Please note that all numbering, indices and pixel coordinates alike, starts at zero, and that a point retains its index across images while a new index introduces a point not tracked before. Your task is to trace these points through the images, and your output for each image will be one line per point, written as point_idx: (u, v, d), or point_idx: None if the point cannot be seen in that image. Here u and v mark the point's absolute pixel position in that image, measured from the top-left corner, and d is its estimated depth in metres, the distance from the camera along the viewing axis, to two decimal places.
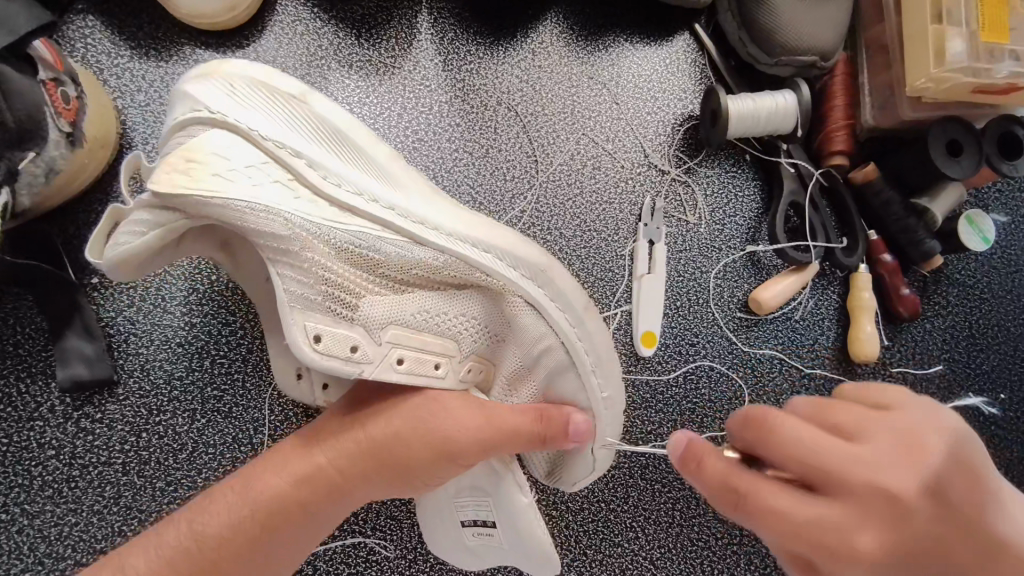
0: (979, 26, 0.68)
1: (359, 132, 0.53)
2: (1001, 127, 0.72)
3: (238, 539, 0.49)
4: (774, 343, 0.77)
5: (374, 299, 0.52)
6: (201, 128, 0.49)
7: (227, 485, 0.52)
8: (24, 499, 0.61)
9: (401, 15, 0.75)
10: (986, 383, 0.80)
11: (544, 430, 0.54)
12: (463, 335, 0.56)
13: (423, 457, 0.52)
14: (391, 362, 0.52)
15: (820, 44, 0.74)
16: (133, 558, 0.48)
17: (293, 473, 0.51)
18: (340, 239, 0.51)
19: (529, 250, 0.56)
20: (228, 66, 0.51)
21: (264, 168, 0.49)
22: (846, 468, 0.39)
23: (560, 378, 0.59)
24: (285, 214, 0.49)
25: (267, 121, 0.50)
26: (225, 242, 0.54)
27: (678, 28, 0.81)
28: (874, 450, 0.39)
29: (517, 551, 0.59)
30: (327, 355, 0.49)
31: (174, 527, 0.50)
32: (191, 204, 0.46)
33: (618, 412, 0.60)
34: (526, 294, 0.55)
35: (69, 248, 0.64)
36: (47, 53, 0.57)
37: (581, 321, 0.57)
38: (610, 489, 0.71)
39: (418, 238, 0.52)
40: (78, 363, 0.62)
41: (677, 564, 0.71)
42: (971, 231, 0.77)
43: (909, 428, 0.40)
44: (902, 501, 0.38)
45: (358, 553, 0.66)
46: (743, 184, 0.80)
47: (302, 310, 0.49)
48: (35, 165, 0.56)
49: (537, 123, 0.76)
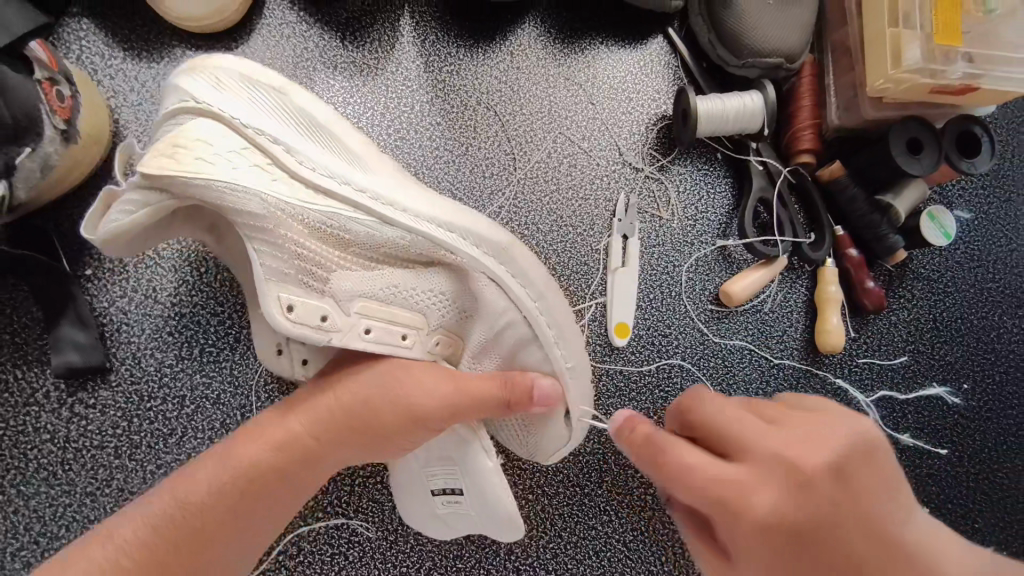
0: (934, 29, 0.71)
1: (334, 122, 0.57)
2: (959, 126, 0.76)
3: (219, 503, 0.51)
4: (744, 334, 0.80)
5: (347, 275, 0.56)
6: (186, 116, 0.52)
7: (208, 455, 0.54)
8: (20, 481, 0.63)
9: (385, 19, 0.78)
10: (949, 373, 0.83)
11: (508, 395, 0.57)
12: (431, 309, 0.59)
13: (393, 422, 0.55)
14: (359, 331, 0.55)
15: (785, 46, 0.78)
16: (122, 526, 0.50)
17: (271, 442, 0.54)
18: (314, 217, 0.54)
19: (493, 230, 0.59)
20: (212, 58, 0.54)
21: (244, 153, 0.52)
22: (760, 440, 0.46)
23: (522, 350, 0.61)
24: (262, 194, 0.51)
25: (248, 110, 0.53)
26: (214, 225, 0.57)
27: (652, 32, 0.85)
28: (784, 433, 0.46)
29: (485, 518, 0.62)
30: (299, 323, 0.52)
31: (159, 496, 0.52)
32: (177, 184, 0.49)
33: (585, 379, 0.62)
34: (487, 270, 0.58)
35: (62, 241, 0.67)
36: (42, 53, 0.60)
37: (541, 295, 0.60)
38: (585, 474, 0.74)
39: (387, 219, 0.55)
40: (72, 351, 0.64)
41: (649, 546, 0.73)
42: (933, 227, 0.80)
43: (821, 425, 0.47)
44: (808, 475, 0.44)
45: (341, 534, 0.69)
46: (714, 181, 0.83)
47: (279, 283, 0.52)
48: (32, 160, 0.58)
49: (515, 122, 0.80)
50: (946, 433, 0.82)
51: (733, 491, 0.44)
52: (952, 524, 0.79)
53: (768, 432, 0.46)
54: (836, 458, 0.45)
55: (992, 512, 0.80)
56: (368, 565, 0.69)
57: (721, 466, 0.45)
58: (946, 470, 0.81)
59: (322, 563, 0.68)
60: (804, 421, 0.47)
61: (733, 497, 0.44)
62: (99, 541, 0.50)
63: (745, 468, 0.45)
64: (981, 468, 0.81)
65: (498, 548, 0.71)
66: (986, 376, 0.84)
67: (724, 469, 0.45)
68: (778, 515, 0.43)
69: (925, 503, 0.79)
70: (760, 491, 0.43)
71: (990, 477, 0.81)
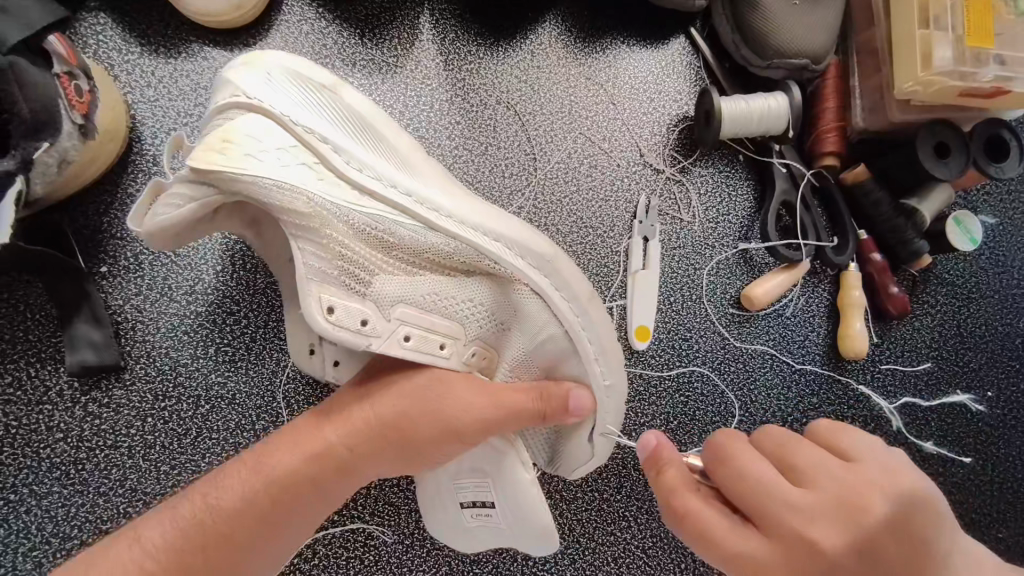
0: (967, 33, 0.69)
1: (382, 125, 0.57)
2: (986, 131, 0.75)
3: (250, 513, 0.50)
4: (765, 339, 0.79)
5: (387, 277, 0.55)
6: (237, 112, 0.51)
7: (238, 462, 0.53)
8: (32, 480, 0.62)
9: (404, 16, 0.77)
10: (974, 380, 0.82)
11: (545, 407, 0.56)
12: (468, 318, 0.58)
13: (429, 438, 0.54)
14: (399, 338, 0.54)
15: (811, 48, 0.76)
16: (151, 529, 0.49)
17: (305, 451, 0.53)
18: (359, 219, 0.53)
19: (537, 240, 0.59)
20: (266, 56, 0.55)
21: (293, 150, 0.51)
22: (782, 519, 0.43)
23: (562, 362, 0.61)
24: (309, 193, 0.51)
25: (297, 108, 0.52)
26: (255, 220, 0.57)
27: (674, 32, 0.83)
28: (814, 500, 0.44)
29: (516, 531, 0.60)
30: (338, 326, 0.51)
31: (189, 500, 0.51)
32: (226, 180, 0.49)
33: (619, 399, 0.62)
34: (532, 282, 0.58)
35: (78, 237, 0.66)
36: (61, 48, 0.58)
37: (585, 310, 0.59)
38: (604, 479, 0.73)
39: (431, 224, 0.55)
40: (86, 349, 0.64)
41: (668, 552, 0.72)
42: (959, 232, 0.79)
43: (861, 485, 0.44)
44: (828, 557, 0.42)
45: (357, 538, 0.68)
46: (736, 183, 0.81)
47: (319, 283, 0.51)
48: (49, 155, 0.57)
49: (535, 121, 0.78)
50: (970, 441, 0.80)
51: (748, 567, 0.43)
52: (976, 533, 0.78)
53: (790, 503, 0.44)
54: (857, 530, 0.42)
55: (1016, 522, 0.79)
56: (384, 570, 0.68)
57: (735, 540, 0.44)
58: (970, 479, 0.79)
59: (337, 567, 0.67)
60: (830, 475, 0.45)
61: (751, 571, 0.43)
62: (126, 543, 0.48)
63: (761, 540, 0.44)
64: (1005, 477, 0.80)
65: (515, 554, 0.70)
66: (1010, 384, 0.82)
67: (736, 543, 0.44)
68: None
69: None
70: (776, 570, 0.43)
71: (1014, 487, 0.80)
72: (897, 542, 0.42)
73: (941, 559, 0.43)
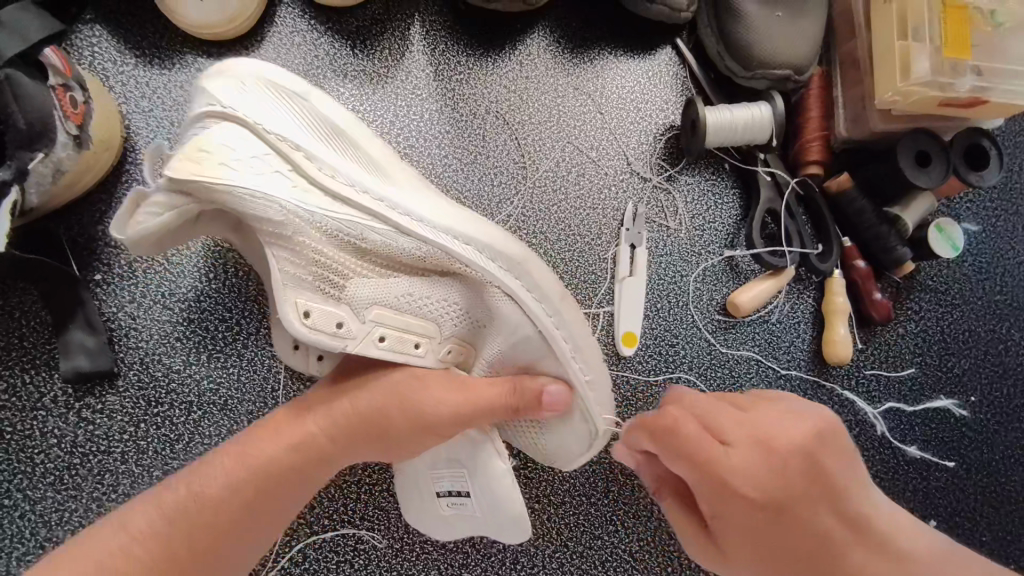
0: (944, 42, 0.71)
1: (354, 129, 0.58)
2: (968, 139, 0.76)
3: (232, 503, 0.51)
4: (752, 345, 0.80)
5: (361, 281, 0.57)
6: (212, 121, 0.52)
7: (221, 450, 0.55)
8: (26, 485, 0.63)
9: (395, 27, 0.78)
10: (957, 386, 0.83)
11: (516, 402, 0.57)
12: (443, 317, 0.60)
13: (404, 425, 0.56)
14: (374, 339, 0.56)
15: (794, 59, 0.78)
16: (135, 517, 0.50)
17: (287, 443, 0.54)
18: (332, 226, 0.55)
19: (509, 243, 0.59)
20: (238, 61, 0.55)
21: (264, 158, 0.52)
22: (746, 431, 0.53)
23: (538, 361, 0.61)
24: (281, 202, 0.52)
25: (270, 117, 0.53)
26: (238, 223, 0.57)
27: (660, 42, 0.85)
28: (770, 419, 0.53)
29: (490, 519, 0.61)
30: (315, 330, 0.54)
31: (174, 489, 0.52)
32: (203, 189, 0.50)
33: (603, 390, 0.62)
34: (504, 286, 0.58)
35: (73, 246, 0.67)
36: (57, 60, 0.59)
37: (557, 310, 0.60)
38: (592, 483, 0.74)
39: (405, 229, 0.56)
40: (81, 356, 0.65)
41: (655, 557, 0.73)
42: (940, 239, 0.80)
43: (801, 408, 0.55)
44: (782, 459, 0.51)
45: (348, 542, 0.69)
46: (722, 192, 0.83)
47: (295, 290, 0.53)
48: (44, 165, 0.58)
49: (524, 130, 0.80)
50: (954, 445, 0.81)
51: (722, 469, 0.51)
52: (958, 537, 0.79)
53: (748, 420, 0.53)
54: (808, 439, 0.52)
55: (999, 526, 0.80)
56: (375, 573, 0.69)
57: (714, 452, 0.52)
58: (954, 484, 0.80)
59: (328, 570, 0.68)
60: (775, 401, 0.55)
61: (726, 473, 0.51)
62: (111, 530, 0.50)
63: (731, 450, 0.52)
64: (988, 481, 0.81)
65: (504, 557, 0.71)
66: (994, 389, 0.84)
67: (715, 453, 0.52)
68: (760, 485, 0.51)
69: (931, 516, 0.79)
70: (744, 472, 0.51)
71: (997, 492, 0.81)
72: (837, 459, 0.52)
73: (862, 482, 0.53)
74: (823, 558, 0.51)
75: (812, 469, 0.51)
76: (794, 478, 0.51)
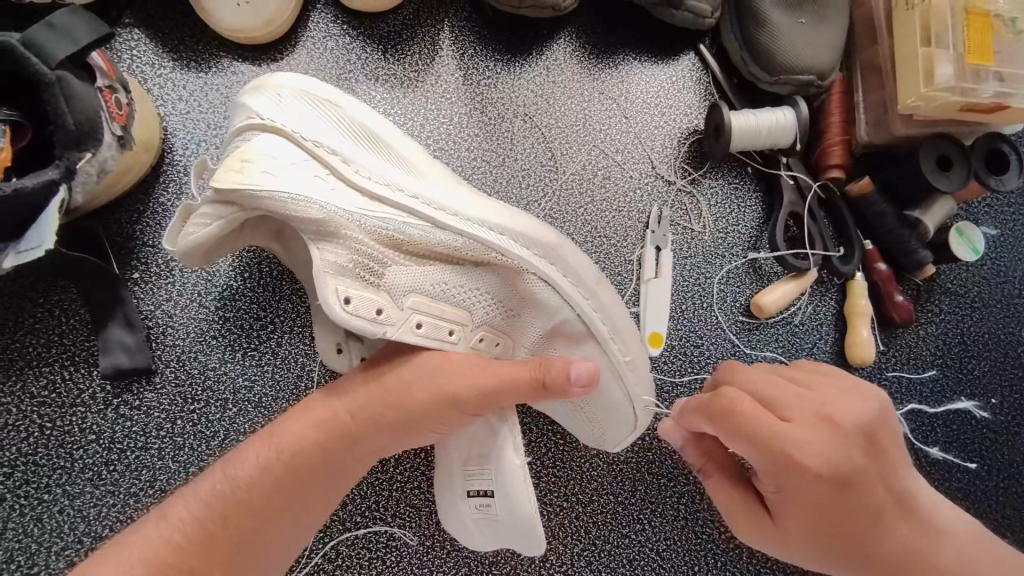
0: (967, 50, 0.73)
1: (388, 131, 0.60)
2: (989, 144, 0.77)
3: (264, 482, 0.53)
4: (774, 347, 0.81)
5: (398, 269, 0.57)
6: (254, 133, 0.55)
7: (254, 437, 0.56)
8: (65, 480, 0.64)
9: (425, 32, 0.80)
10: (977, 388, 0.84)
11: (541, 377, 0.55)
12: (475, 305, 0.60)
13: (426, 403, 0.55)
14: (411, 325, 0.57)
15: (817, 64, 0.79)
16: (178, 507, 0.52)
17: (312, 421, 0.55)
18: (372, 223, 0.56)
19: (541, 230, 0.61)
20: (273, 78, 0.58)
21: (305, 164, 0.55)
22: (806, 409, 0.56)
23: (576, 348, 0.64)
24: (321, 203, 0.53)
25: (307, 126, 0.56)
26: (279, 232, 0.59)
27: (684, 48, 0.86)
28: (826, 397, 0.57)
29: (512, 522, 0.61)
30: (355, 315, 0.53)
31: (211, 475, 0.54)
32: (246, 197, 0.52)
33: (643, 372, 0.65)
34: (538, 271, 0.60)
35: (111, 245, 0.69)
36: (101, 62, 0.61)
37: (593, 293, 0.63)
38: (619, 483, 0.74)
39: (439, 222, 0.58)
40: (120, 353, 0.66)
41: (681, 556, 0.74)
42: (961, 242, 0.81)
43: (851, 386, 0.59)
44: (840, 436, 0.55)
45: (379, 539, 0.69)
46: (745, 195, 0.84)
47: (335, 276, 0.53)
48: (91, 164, 0.60)
49: (551, 134, 0.81)
50: (975, 447, 0.82)
51: (787, 445, 0.54)
52: None
53: (807, 398, 0.57)
54: (863, 419, 0.56)
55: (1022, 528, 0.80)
56: (406, 570, 0.69)
57: (779, 428, 0.55)
58: (976, 484, 0.81)
59: (360, 567, 0.68)
60: (825, 380, 0.59)
61: (792, 447, 0.54)
62: (155, 518, 0.51)
63: (793, 427, 0.55)
64: (1009, 483, 0.82)
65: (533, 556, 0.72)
66: (1013, 391, 0.84)
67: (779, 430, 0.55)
68: (822, 460, 0.54)
69: None
70: (806, 448, 0.54)
71: (1018, 493, 0.81)
72: (886, 437, 0.57)
73: (903, 459, 0.58)
74: (870, 526, 0.56)
75: (865, 445, 0.56)
76: (850, 452, 0.55)
